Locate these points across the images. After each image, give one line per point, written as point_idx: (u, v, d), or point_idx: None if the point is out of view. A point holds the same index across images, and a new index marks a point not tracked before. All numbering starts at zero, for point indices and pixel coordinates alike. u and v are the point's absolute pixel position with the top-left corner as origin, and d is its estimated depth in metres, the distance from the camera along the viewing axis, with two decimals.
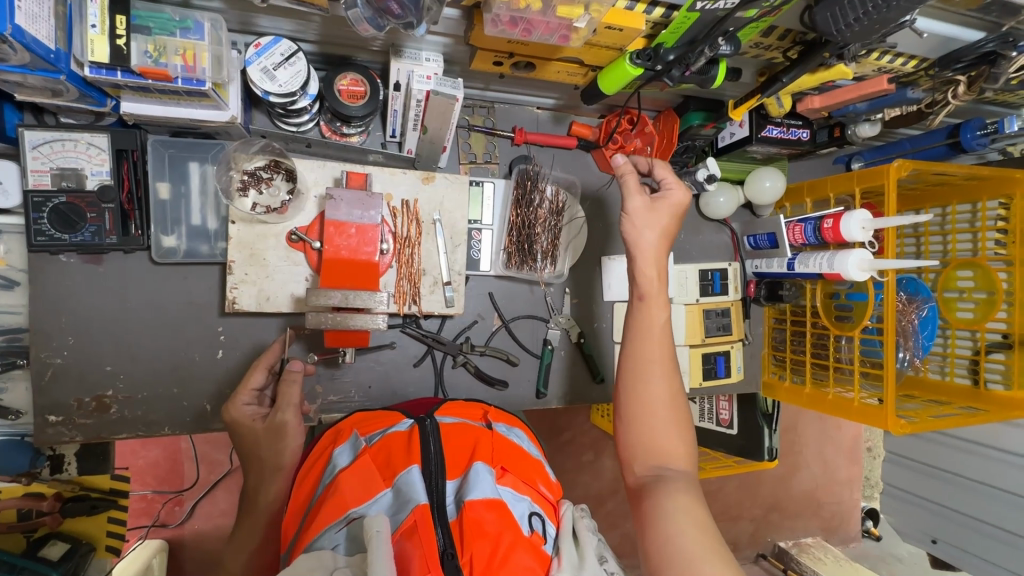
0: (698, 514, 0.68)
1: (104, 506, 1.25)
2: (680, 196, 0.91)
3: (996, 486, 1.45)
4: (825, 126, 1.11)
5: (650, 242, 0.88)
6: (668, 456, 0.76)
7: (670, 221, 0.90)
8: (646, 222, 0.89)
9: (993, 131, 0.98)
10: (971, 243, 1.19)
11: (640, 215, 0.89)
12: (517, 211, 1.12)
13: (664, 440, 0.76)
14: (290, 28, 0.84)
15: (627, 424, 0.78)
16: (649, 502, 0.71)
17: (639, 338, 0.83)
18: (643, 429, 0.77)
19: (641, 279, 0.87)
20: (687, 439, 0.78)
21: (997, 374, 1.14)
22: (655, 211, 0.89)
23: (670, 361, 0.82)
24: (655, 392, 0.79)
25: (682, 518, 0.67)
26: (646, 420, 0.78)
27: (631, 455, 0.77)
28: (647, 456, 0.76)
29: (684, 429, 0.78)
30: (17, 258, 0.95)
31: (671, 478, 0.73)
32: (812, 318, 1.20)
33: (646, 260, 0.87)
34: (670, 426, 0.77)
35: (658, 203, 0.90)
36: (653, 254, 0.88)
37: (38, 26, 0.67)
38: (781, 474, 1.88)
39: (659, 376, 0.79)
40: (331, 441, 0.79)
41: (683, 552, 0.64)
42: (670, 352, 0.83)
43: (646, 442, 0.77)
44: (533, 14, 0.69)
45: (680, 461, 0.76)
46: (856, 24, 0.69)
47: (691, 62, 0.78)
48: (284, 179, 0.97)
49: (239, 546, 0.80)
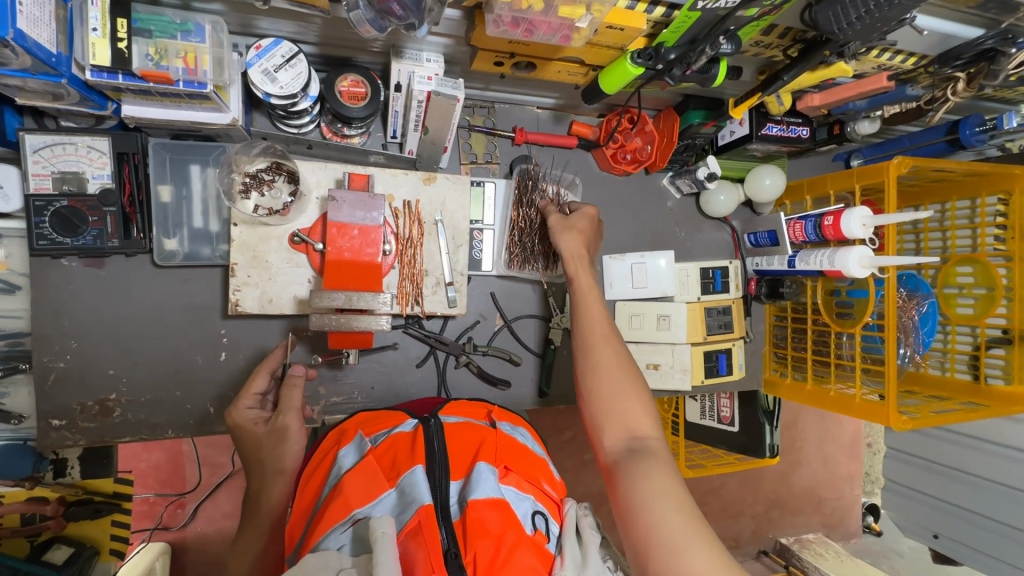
0: (677, 494, 0.68)
1: (107, 510, 1.23)
2: (591, 210, 1.04)
3: (998, 481, 1.46)
4: (823, 124, 1.12)
5: (574, 242, 0.98)
6: (636, 430, 0.77)
7: (587, 226, 1.02)
8: (565, 230, 1.00)
9: (993, 127, 0.99)
10: (970, 239, 1.20)
11: (559, 225, 1.01)
12: (518, 211, 1.13)
13: (630, 416, 0.78)
14: (290, 29, 0.84)
15: (593, 404, 0.81)
16: (624, 483, 0.71)
17: (586, 320, 0.89)
18: (606, 405, 0.80)
19: (571, 271, 0.96)
20: (651, 412, 0.79)
21: (998, 369, 1.15)
22: (570, 221, 1.02)
23: (619, 338, 0.87)
24: (610, 369, 0.83)
25: (659, 502, 0.67)
26: (608, 401, 0.80)
27: (599, 431, 0.79)
28: (615, 433, 0.77)
29: (648, 402, 0.80)
30: (18, 262, 0.95)
31: (643, 450, 0.74)
32: (814, 315, 1.20)
33: (572, 253, 0.97)
34: (636, 405, 0.79)
35: (574, 217, 1.03)
36: (578, 250, 0.98)
37: (39, 30, 0.67)
38: (783, 471, 1.89)
39: (605, 349, 0.85)
40: (336, 442, 0.80)
41: (664, 539, 0.64)
42: (614, 331, 0.88)
43: (611, 416, 0.79)
44: (535, 14, 0.69)
45: (649, 434, 0.77)
46: (858, 23, 0.69)
47: (691, 62, 0.78)
48: (286, 181, 0.97)
49: (243, 549, 0.80)
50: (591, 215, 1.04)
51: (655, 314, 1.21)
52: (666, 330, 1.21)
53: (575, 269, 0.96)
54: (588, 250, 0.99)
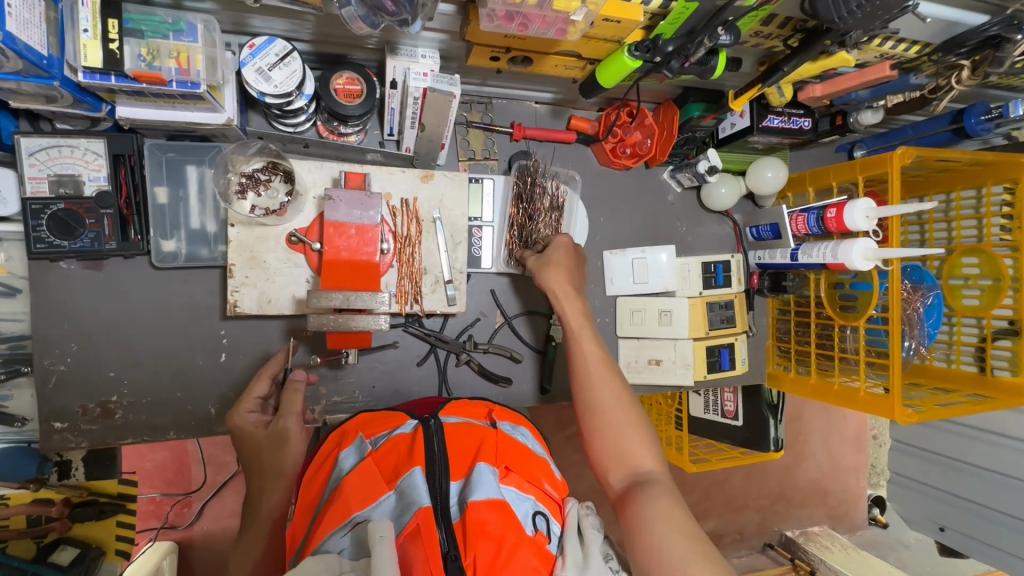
0: (680, 518, 0.68)
1: (112, 511, 1.22)
2: (565, 239, 1.00)
3: (1000, 472, 1.45)
4: (825, 114, 1.11)
5: (562, 281, 0.94)
6: (640, 464, 0.76)
7: (565, 259, 0.97)
8: (544, 267, 0.96)
9: (998, 115, 0.97)
10: (975, 231, 1.18)
11: (540, 265, 0.97)
12: (517, 207, 1.10)
13: (632, 450, 0.77)
14: (284, 27, 0.83)
15: (594, 442, 0.80)
16: (630, 515, 0.70)
17: (580, 359, 0.87)
18: (606, 440, 0.79)
19: (561, 310, 0.92)
20: (653, 444, 0.79)
21: (1004, 361, 1.14)
22: (548, 258, 0.97)
23: (617, 373, 0.85)
24: (608, 404, 0.81)
25: (666, 528, 0.66)
26: (609, 437, 0.79)
27: (602, 467, 0.78)
28: (618, 468, 0.77)
29: (647, 431, 0.80)
30: (18, 265, 0.95)
31: (648, 482, 0.73)
32: (817, 308, 1.19)
33: (560, 292, 0.93)
34: (635, 438, 0.78)
35: (549, 251, 0.98)
36: (566, 290, 0.93)
37: (29, 32, 0.66)
38: (787, 464, 1.88)
39: (602, 384, 0.83)
40: (337, 443, 0.79)
41: (673, 565, 0.63)
42: (614, 369, 0.85)
43: (612, 452, 0.78)
44: (529, 8, 0.68)
45: (651, 466, 0.76)
46: (858, 11, 0.68)
47: (689, 54, 0.77)
48: (282, 181, 0.96)
49: (243, 554, 0.78)
50: (565, 244, 0.99)
51: (656, 310, 1.20)
52: (668, 325, 1.20)
53: (564, 307, 0.92)
54: (574, 286, 0.95)
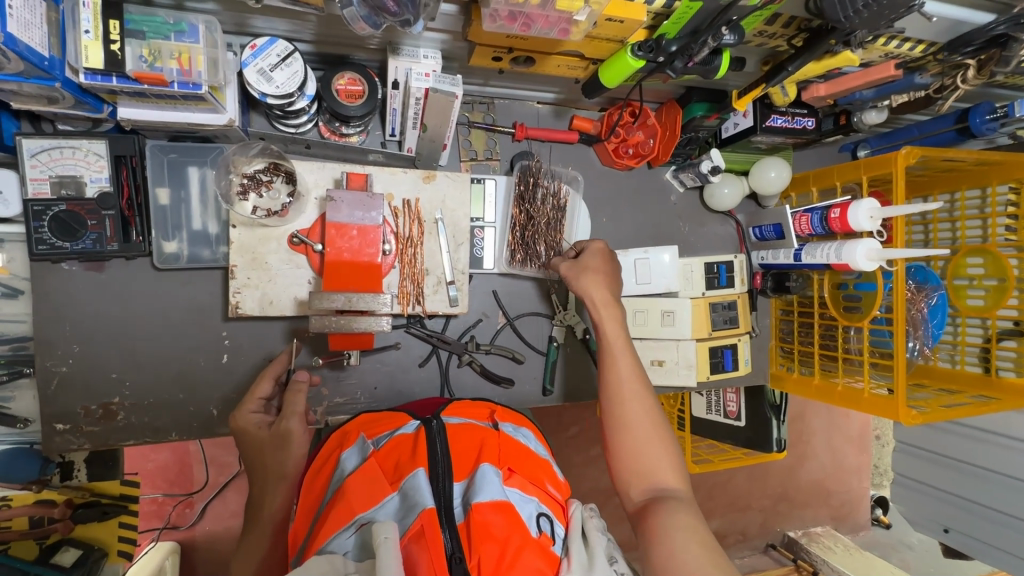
0: (705, 540, 0.67)
1: (115, 512, 1.24)
2: (600, 244, 1.01)
3: (1005, 473, 1.44)
4: (830, 114, 1.10)
5: (602, 291, 0.94)
6: (664, 482, 0.75)
7: (603, 265, 0.98)
8: (579, 273, 0.97)
9: (1003, 114, 0.96)
10: (980, 231, 1.18)
11: (575, 272, 0.97)
12: (519, 207, 1.09)
13: (657, 467, 0.76)
14: (285, 28, 0.83)
15: (618, 454, 0.79)
16: (649, 531, 0.69)
17: (611, 369, 0.85)
18: (631, 455, 0.78)
19: (597, 318, 0.91)
20: (678, 462, 0.78)
21: (1009, 361, 1.12)
22: (584, 263, 0.98)
23: (648, 386, 0.84)
24: (637, 418, 0.80)
25: (688, 548, 0.66)
26: (635, 451, 0.78)
27: (623, 481, 0.77)
28: (641, 483, 0.76)
29: (673, 449, 0.79)
30: (20, 266, 0.95)
31: (670, 499, 0.72)
32: (820, 308, 1.19)
33: (601, 301, 0.92)
34: (662, 455, 0.77)
35: (585, 256, 0.99)
36: (607, 300, 0.93)
37: (30, 33, 0.66)
38: (790, 464, 1.88)
39: (633, 398, 0.82)
40: (338, 443, 0.78)
41: None
42: (645, 382, 0.84)
43: (637, 467, 0.77)
44: (532, 8, 0.68)
45: (674, 484, 0.75)
46: (864, 11, 0.67)
47: (693, 53, 0.77)
48: (284, 182, 0.96)
49: (246, 556, 0.78)
50: (600, 250, 1.00)
51: (659, 310, 1.20)
52: (670, 326, 1.20)
53: (602, 316, 0.91)
54: (614, 296, 0.94)
